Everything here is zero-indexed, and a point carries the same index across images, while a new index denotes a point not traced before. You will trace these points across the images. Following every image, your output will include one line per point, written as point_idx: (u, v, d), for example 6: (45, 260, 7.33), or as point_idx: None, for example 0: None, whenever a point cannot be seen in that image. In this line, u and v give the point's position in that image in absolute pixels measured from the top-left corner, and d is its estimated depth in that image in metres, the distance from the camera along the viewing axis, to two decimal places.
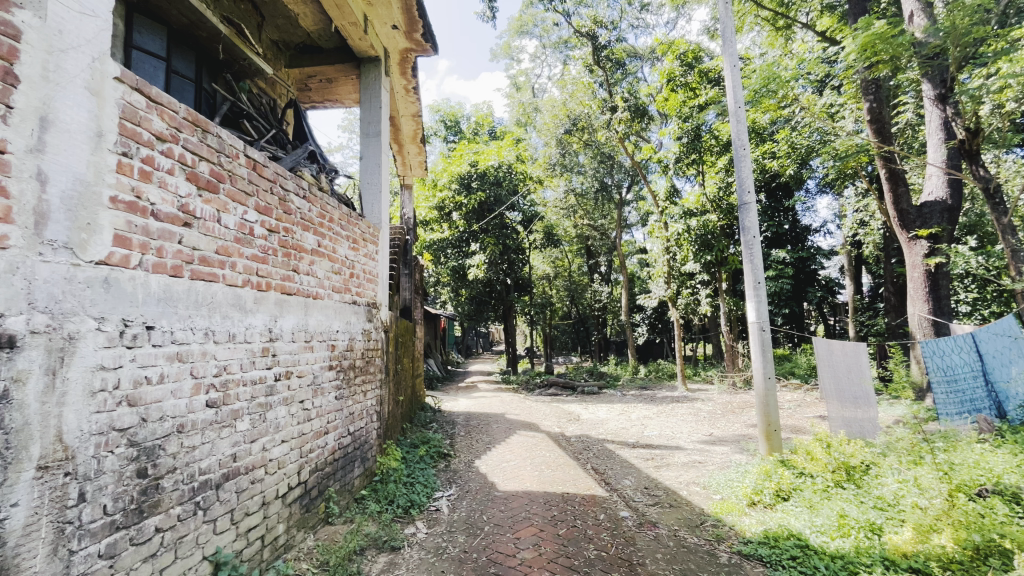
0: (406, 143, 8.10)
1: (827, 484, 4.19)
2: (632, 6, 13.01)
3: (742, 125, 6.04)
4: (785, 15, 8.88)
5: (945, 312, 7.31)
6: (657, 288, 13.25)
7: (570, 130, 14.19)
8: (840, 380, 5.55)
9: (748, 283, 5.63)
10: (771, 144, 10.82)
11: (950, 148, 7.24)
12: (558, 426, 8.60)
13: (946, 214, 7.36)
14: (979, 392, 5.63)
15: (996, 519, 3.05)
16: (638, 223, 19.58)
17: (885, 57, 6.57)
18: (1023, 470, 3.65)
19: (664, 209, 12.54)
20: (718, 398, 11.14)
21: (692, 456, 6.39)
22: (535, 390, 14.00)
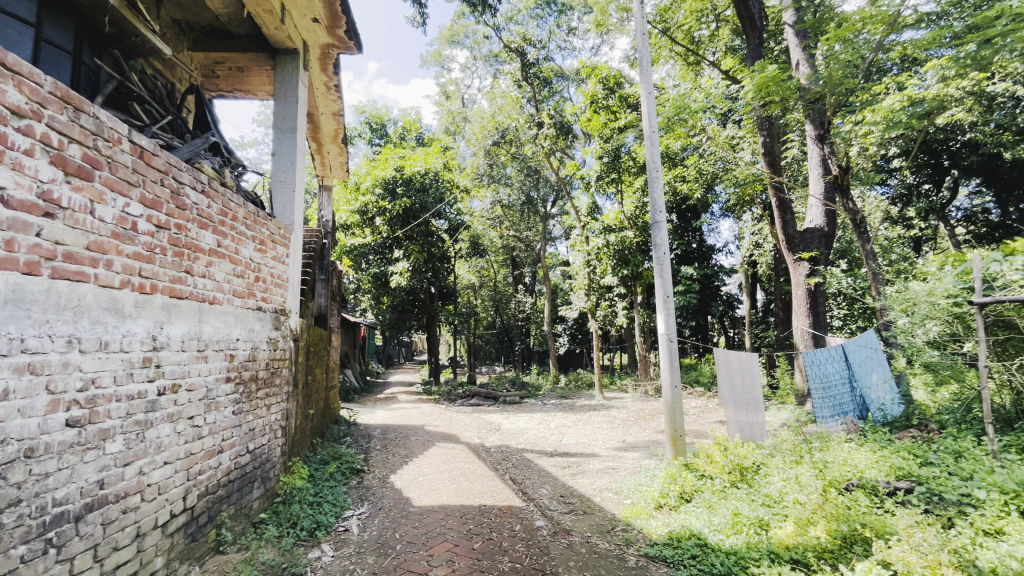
0: (326, 142, 7.73)
1: (724, 485, 4.51)
2: (560, 28, 13.56)
3: (656, 149, 6.43)
4: (695, 52, 9.67)
5: (822, 326, 8.24)
6: (578, 299, 13.68)
7: (498, 142, 14.53)
8: (736, 387, 6.04)
9: (659, 297, 5.95)
10: (682, 168, 11.67)
11: (827, 182, 8.23)
12: (478, 437, 8.52)
13: (823, 240, 8.36)
14: (846, 396, 6.37)
15: (860, 510, 3.46)
16: (562, 236, 20.19)
17: (777, 98, 7.35)
18: (881, 465, 4.18)
19: (585, 224, 13.07)
20: (632, 406, 11.70)
21: (606, 463, 6.62)
22: (457, 400, 13.83)
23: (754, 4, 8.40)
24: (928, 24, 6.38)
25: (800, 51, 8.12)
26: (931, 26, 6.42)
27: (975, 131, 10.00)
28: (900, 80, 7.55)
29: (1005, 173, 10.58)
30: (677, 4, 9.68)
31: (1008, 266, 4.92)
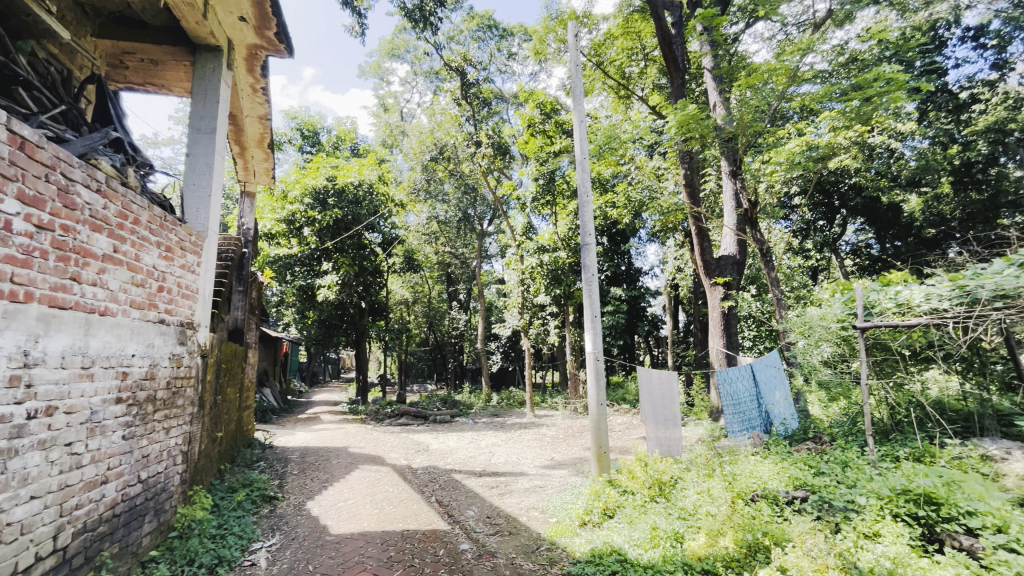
0: (250, 146, 7.29)
1: (644, 499, 4.67)
2: (500, 52, 13.93)
3: (586, 174, 6.69)
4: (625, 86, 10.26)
5: (734, 346, 8.86)
6: (512, 317, 13.77)
7: (436, 158, 14.76)
8: (656, 405, 6.32)
9: (587, 316, 6.13)
10: (612, 195, 12.24)
11: (739, 214, 8.98)
12: (405, 458, 8.22)
13: (736, 267, 9.06)
14: (754, 412, 6.81)
15: (763, 519, 3.72)
16: (497, 254, 20.34)
17: (696, 135, 7.94)
18: (781, 476, 4.53)
19: (520, 243, 13.27)
20: (561, 423, 11.90)
21: (534, 482, 6.63)
22: (384, 420, 13.32)
23: (677, 48, 9.10)
24: (821, 80, 7.25)
25: (717, 93, 8.89)
26: (824, 82, 7.27)
27: (858, 176, 11.46)
28: (801, 127, 8.46)
29: (883, 214, 12.16)
30: (609, 40, 10.26)
31: (884, 295, 5.63)
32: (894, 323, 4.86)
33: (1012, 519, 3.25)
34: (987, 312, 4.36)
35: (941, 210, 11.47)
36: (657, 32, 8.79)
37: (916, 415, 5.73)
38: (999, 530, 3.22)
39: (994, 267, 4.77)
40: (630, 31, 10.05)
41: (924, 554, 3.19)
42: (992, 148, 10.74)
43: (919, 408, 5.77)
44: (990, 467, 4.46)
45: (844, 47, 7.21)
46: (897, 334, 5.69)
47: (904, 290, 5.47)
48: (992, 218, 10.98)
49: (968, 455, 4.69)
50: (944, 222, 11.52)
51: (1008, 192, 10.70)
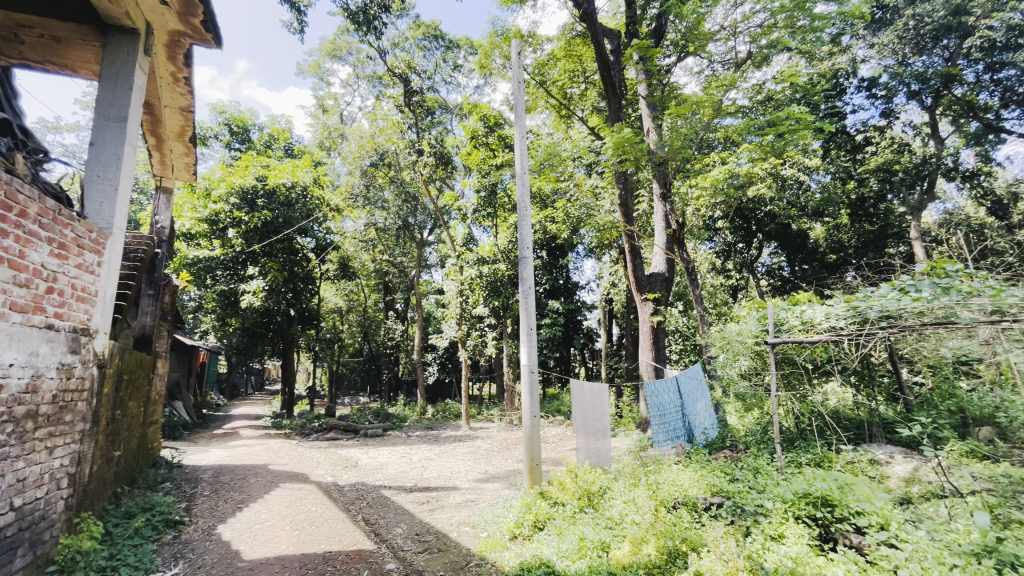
0: (168, 138, 6.74)
1: (573, 510, 4.74)
2: (446, 63, 13.94)
3: (526, 189, 6.78)
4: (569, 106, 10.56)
5: (662, 359, 9.28)
6: (450, 328, 13.57)
7: (377, 164, 14.61)
8: (587, 417, 6.47)
9: (523, 329, 6.17)
10: (552, 210, 12.54)
11: (669, 234, 9.50)
12: (331, 475, 7.82)
13: (664, 283, 9.52)
14: (679, 423, 7.11)
15: (683, 526, 3.91)
16: (437, 264, 20.09)
17: (631, 158, 8.31)
18: (699, 484, 4.77)
19: (460, 254, 13.17)
20: (496, 436, 11.87)
21: (466, 496, 6.54)
22: (311, 435, 12.63)
23: (615, 74, 9.55)
24: (742, 114, 7.90)
25: (650, 120, 9.40)
26: (745, 117, 7.91)
27: (772, 205, 12.33)
28: (724, 156, 9.13)
29: (794, 238, 13.30)
30: (553, 60, 10.58)
31: (791, 314, 6.18)
32: (799, 339, 5.31)
33: (892, 517, 3.63)
34: (873, 330, 4.84)
35: (841, 238, 12.75)
36: (596, 58, 9.19)
37: (817, 424, 6.29)
38: (882, 527, 3.59)
39: (880, 291, 5.36)
40: (572, 54, 10.43)
41: (821, 552, 3.48)
42: (881, 185, 12.28)
43: (819, 418, 6.35)
44: (876, 470, 4.99)
45: (761, 86, 7.93)
46: (802, 349, 6.22)
47: (808, 309, 6.01)
48: (881, 245, 12.71)
49: (859, 460, 5.22)
50: (843, 249, 12.77)
51: (893, 225, 12.63)
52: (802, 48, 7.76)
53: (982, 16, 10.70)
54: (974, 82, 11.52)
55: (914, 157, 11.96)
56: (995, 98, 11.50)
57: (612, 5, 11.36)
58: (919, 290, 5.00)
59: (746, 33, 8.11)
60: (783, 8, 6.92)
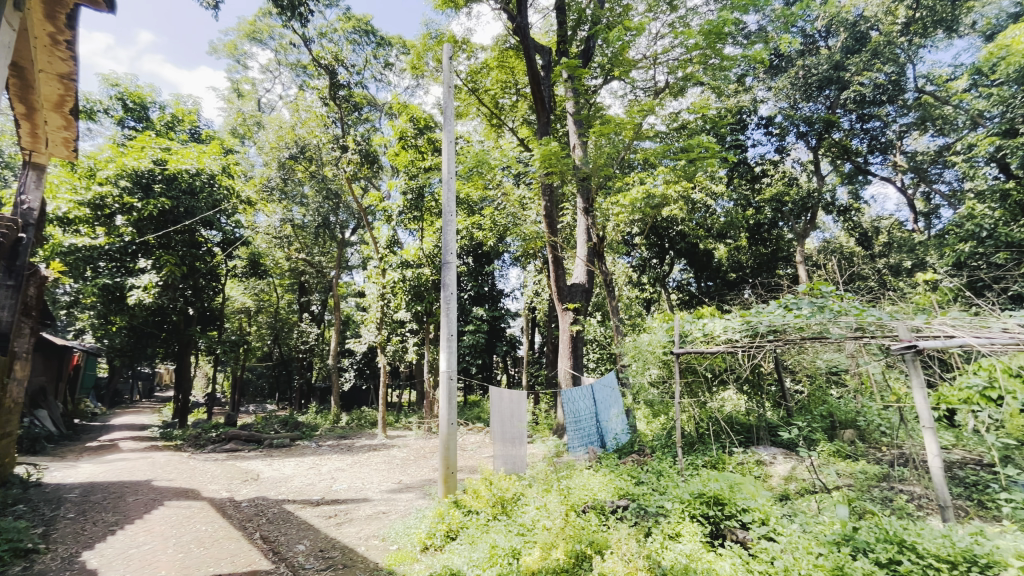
0: (43, 108, 5.87)
1: (487, 518, 4.74)
2: (376, 59, 13.54)
3: (452, 194, 6.74)
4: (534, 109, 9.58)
5: (579, 367, 9.51)
6: (369, 332, 13.03)
7: (296, 157, 13.65)
8: (505, 424, 6.53)
9: (443, 335, 6.09)
10: (479, 217, 12.56)
11: (590, 247, 9.90)
12: (227, 490, 7.17)
13: (583, 294, 9.76)
14: (593, 430, 7.36)
15: (591, 529, 4.04)
16: (358, 266, 19.31)
17: (557, 171, 8.54)
18: (607, 487, 4.97)
19: (383, 256, 12.71)
20: (412, 444, 11.57)
21: (377, 508, 6.29)
22: (206, 446, 11.52)
23: (544, 89, 9.81)
24: (660, 139, 8.48)
25: (576, 136, 9.77)
26: (662, 141, 8.49)
27: (683, 224, 13.41)
28: (642, 177, 9.72)
29: (701, 257, 14.28)
30: (486, 69, 10.70)
31: (695, 326, 6.56)
32: (701, 350, 5.75)
33: (772, 512, 4.01)
34: (762, 342, 5.41)
35: (740, 259, 14.11)
36: (527, 72, 9.41)
37: (713, 428, 6.84)
38: (764, 522, 3.95)
39: (768, 307, 5.99)
40: (505, 66, 10.61)
41: (711, 548, 3.75)
42: (774, 214, 13.70)
43: (715, 423, 6.92)
44: (762, 470, 5.50)
45: (677, 115, 8.57)
46: (703, 359, 6.74)
47: (710, 322, 6.43)
48: (773, 267, 14.39)
49: (747, 461, 5.73)
50: (741, 268, 14.16)
51: (783, 249, 14.28)
52: (713, 84, 8.45)
53: (855, 72, 12.25)
54: (849, 129, 13.23)
55: (800, 190, 13.43)
56: (864, 145, 13.32)
57: (544, 23, 11.72)
58: (800, 308, 5.64)
59: (664, 64, 8.74)
60: (697, 46, 7.54)
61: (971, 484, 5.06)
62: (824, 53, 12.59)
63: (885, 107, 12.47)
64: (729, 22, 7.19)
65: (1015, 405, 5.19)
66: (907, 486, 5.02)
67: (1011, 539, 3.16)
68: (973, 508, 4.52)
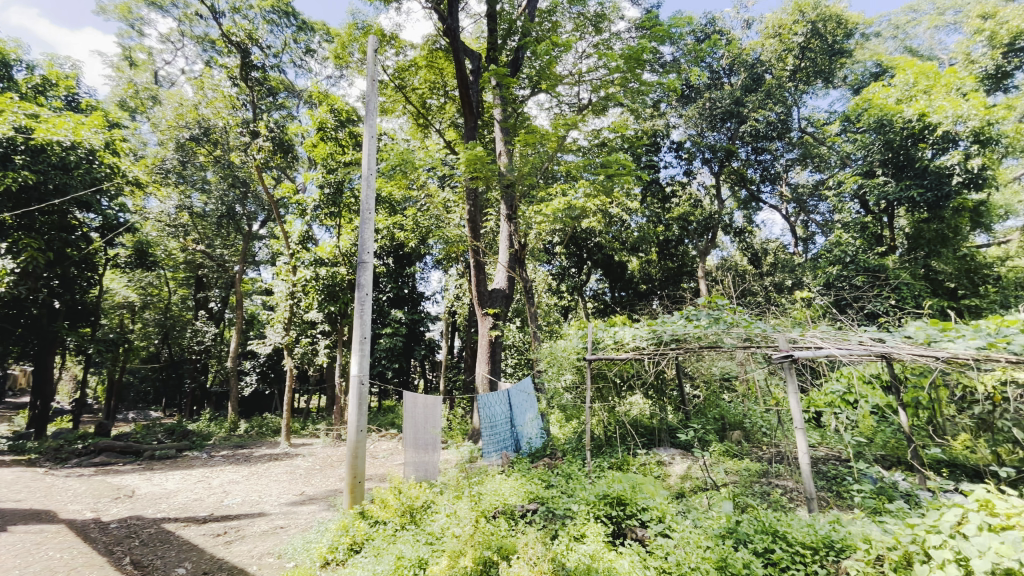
0: None
1: (394, 528, 4.59)
2: (296, 43, 12.75)
3: (372, 191, 6.49)
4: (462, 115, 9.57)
5: (497, 372, 9.57)
6: (274, 333, 12.10)
7: (198, 139, 12.52)
8: (418, 430, 6.40)
9: (355, 337, 5.81)
10: (401, 217, 12.23)
11: (512, 253, 10.04)
12: (92, 510, 6.26)
13: (504, 300, 9.87)
14: (507, 434, 7.41)
15: (500, 535, 4.04)
16: (267, 262, 17.90)
17: (482, 176, 8.55)
18: (518, 491, 5.03)
19: (295, 253, 11.88)
20: (319, 453, 10.92)
21: (274, 523, 5.83)
22: (69, 460, 10.01)
23: (472, 93, 9.81)
24: (581, 153, 8.81)
25: (503, 143, 9.87)
26: (583, 155, 8.83)
27: (600, 236, 14.09)
28: (564, 188, 10.05)
29: (615, 267, 15.08)
30: (414, 68, 10.50)
31: (607, 334, 6.94)
32: (611, 356, 6.03)
33: (668, 510, 4.26)
34: (665, 350, 5.80)
35: (649, 272, 15.33)
36: (456, 75, 9.38)
37: (620, 431, 7.21)
38: (661, 519, 4.19)
39: (672, 318, 6.46)
40: (433, 66, 10.50)
41: (612, 547, 3.92)
42: (681, 231, 14.79)
43: (621, 426, 7.29)
44: (661, 470, 5.88)
45: (598, 133, 8.97)
46: (613, 365, 7.08)
47: (620, 331, 6.84)
48: (677, 281, 15.56)
49: (649, 462, 6.10)
50: (650, 280, 15.37)
51: (687, 265, 15.47)
52: (631, 106, 8.95)
53: (752, 109, 13.59)
54: (746, 159, 14.67)
55: (703, 212, 14.60)
56: (757, 174, 14.86)
57: (475, 28, 11.74)
58: (699, 319, 6.15)
59: (588, 82, 9.12)
60: (618, 68, 7.96)
61: (831, 478, 5.80)
62: (727, 88, 13.86)
63: (774, 143, 14.00)
64: (647, 49, 7.68)
65: (865, 406, 6.00)
66: (782, 481, 5.63)
67: (860, 524, 3.64)
68: (832, 498, 5.17)
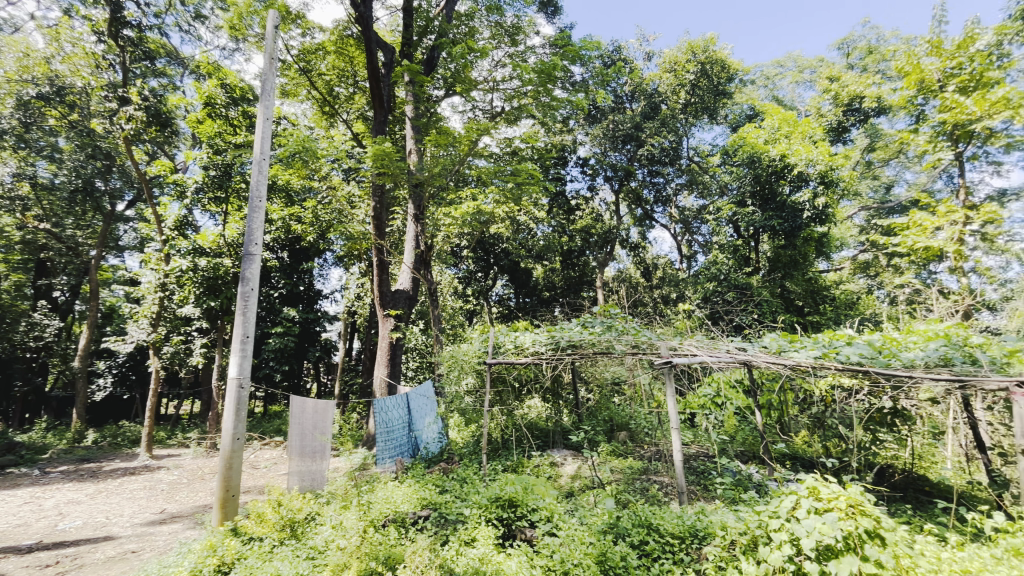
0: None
1: (271, 544, 4.23)
2: (184, 6, 11.39)
3: (264, 179, 5.96)
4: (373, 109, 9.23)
5: (396, 375, 9.19)
6: (137, 329, 10.56)
7: (47, 99, 10.63)
8: (305, 437, 5.98)
9: (236, 337, 5.28)
10: (299, 209, 11.46)
11: (417, 254, 9.82)
12: None
13: (406, 301, 9.65)
14: (403, 439, 7.22)
15: (388, 544, 3.92)
16: (134, 248, 15.62)
17: (390, 173, 8.26)
18: (410, 499, 4.91)
19: (169, 239, 10.48)
20: (187, 465, 9.74)
21: (124, 547, 5.08)
22: None
23: (383, 87, 9.47)
24: (492, 159, 8.90)
25: (413, 142, 9.65)
26: (494, 161, 8.92)
27: (507, 243, 14.39)
28: (473, 192, 10.09)
29: (520, 274, 15.81)
30: (322, 52, 9.81)
31: (507, 339, 7.06)
32: (511, 360, 6.13)
33: (556, 509, 4.42)
34: (562, 355, 6.06)
35: (552, 279, 16.23)
36: (367, 66, 9.00)
37: (516, 434, 7.37)
38: (549, 519, 4.33)
39: (569, 325, 6.78)
40: (343, 53, 9.96)
41: (501, 549, 3.96)
42: (583, 243, 15.57)
43: (518, 429, 7.46)
44: (554, 470, 6.11)
45: (511, 141, 9.12)
46: (512, 369, 7.22)
47: (521, 336, 6.99)
48: (578, 290, 16.31)
49: (542, 463, 6.31)
50: (553, 288, 16.32)
51: (587, 275, 16.29)
52: (542, 119, 9.24)
53: (649, 135, 14.77)
54: (643, 179, 15.88)
55: (604, 226, 15.54)
56: (652, 195, 16.16)
57: (391, 20, 11.39)
58: (594, 326, 6.58)
59: (502, 91, 9.26)
60: (532, 81, 8.18)
61: (700, 472, 6.46)
62: (629, 113, 14.93)
63: (667, 168, 15.34)
64: (558, 67, 8.02)
65: (729, 408, 6.77)
66: (658, 476, 6.15)
67: (720, 513, 4.08)
68: (699, 490, 5.75)
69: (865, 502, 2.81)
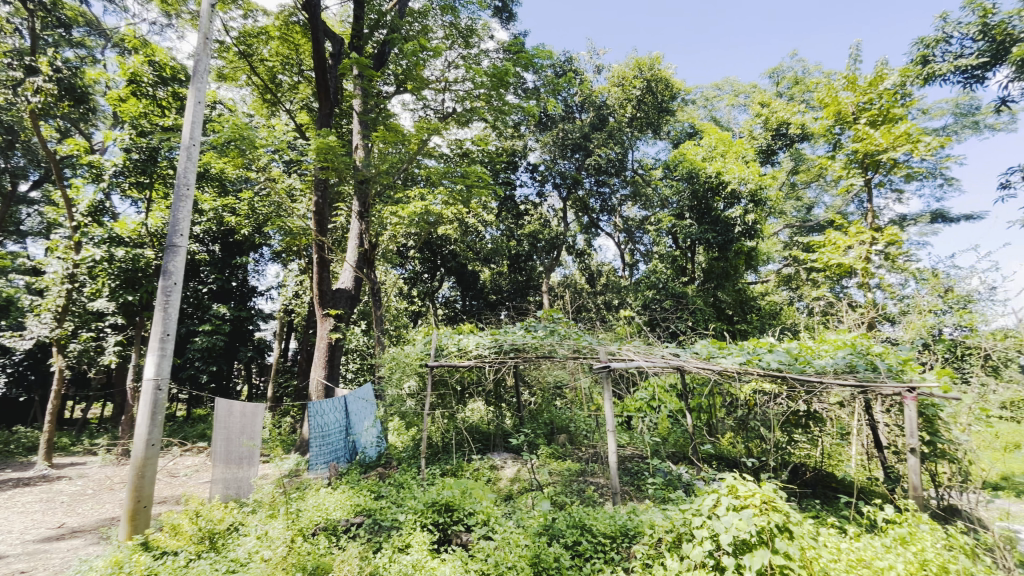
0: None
1: (186, 558, 3.94)
2: None
3: (194, 166, 5.57)
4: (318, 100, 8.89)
5: (334, 377, 8.82)
6: (38, 324, 9.52)
7: None
8: (230, 442, 5.64)
9: (155, 335, 4.88)
10: (233, 200, 10.78)
11: (361, 252, 9.52)
12: None
13: (348, 300, 9.36)
14: (339, 444, 6.90)
15: (317, 553, 3.76)
16: (38, 234, 14.10)
17: (334, 168, 7.98)
18: (343, 505, 4.74)
19: (81, 225, 9.54)
20: (93, 474, 8.87)
21: (11, 567, 4.54)
22: None
23: (330, 78, 9.15)
24: (441, 159, 8.82)
25: (360, 137, 9.39)
26: (443, 161, 8.85)
27: (455, 244, 14.49)
28: (421, 191, 9.95)
29: (468, 276, 15.55)
30: (265, 36, 9.26)
31: (451, 341, 7.01)
32: (454, 363, 6.07)
33: (493, 513, 4.43)
34: (505, 358, 6.09)
35: (500, 283, 15.93)
36: (313, 56, 8.67)
37: (456, 438, 7.30)
38: (485, 522, 4.34)
39: (513, 329, 6.84)
40: (287, 40, 9.53)
41: (436, 555, 3.90)
42: (530, 247, 15.75)
43: (458, 433, 7.41)
44: (493, 474, 6.12)
45: (461, 143, 9.09)
46: (455, 372, 7.17)
47: (465, 338, 6.95)
48: (524, 294, 16.27)
49: (482, 466, 6.31)
50: (500, 292, 16.00)
51: (534, 279, 16.37)
52: (493, 123, 9.28)
53: (596, 145, 15.22)
54: (590, 188, 16.30)
55: (551, 232, 15.80)
56: (598, 204, 16.63)
57: (340, 11, 11.05)
58: (537, 330, 6.66)
59: (454, 92, 9.22)
60: (483, 84, 8.21)
61: (633, 473, 6.68)
62: (578, 123, 15.34)
63: (613, 178, 15.85)
64: (510, 73, 8.09)
65: (662, 412, 7.06)
66: (595, 478, 6.31)
67: (650, 513, 4.25)
68: (632, 490, 5.96)
69: (777, 499, 3.01)
